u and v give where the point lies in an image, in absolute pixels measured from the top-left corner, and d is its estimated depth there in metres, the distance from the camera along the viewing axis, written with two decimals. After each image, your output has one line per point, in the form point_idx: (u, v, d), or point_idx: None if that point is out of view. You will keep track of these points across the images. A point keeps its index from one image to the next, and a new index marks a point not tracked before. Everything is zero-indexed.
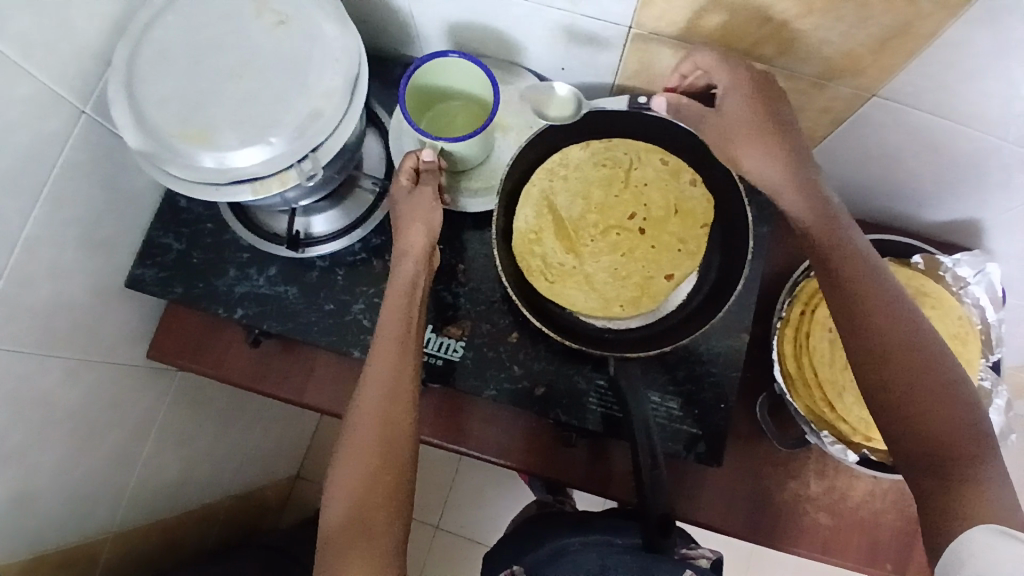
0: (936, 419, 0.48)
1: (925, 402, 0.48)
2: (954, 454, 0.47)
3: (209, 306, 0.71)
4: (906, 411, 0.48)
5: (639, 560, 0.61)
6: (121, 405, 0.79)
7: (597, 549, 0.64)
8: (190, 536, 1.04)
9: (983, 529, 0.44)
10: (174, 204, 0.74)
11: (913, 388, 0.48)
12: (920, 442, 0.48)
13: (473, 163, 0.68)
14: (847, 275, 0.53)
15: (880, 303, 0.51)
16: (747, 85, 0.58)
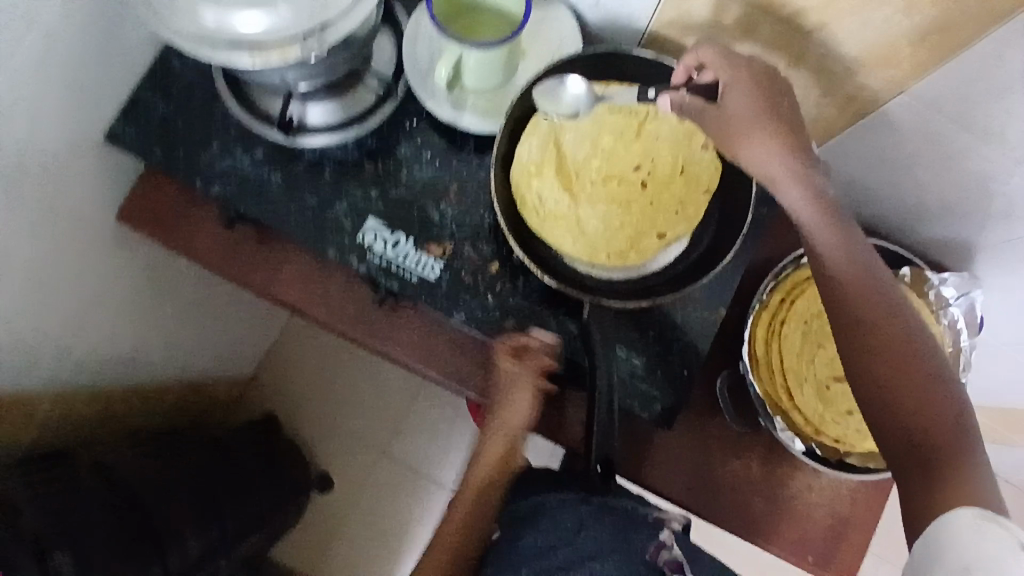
0: (924, 416, 0.46)
1: (907, 391, 0.46)
2: (936, 443, 0.45)
3: (186, 177, 0.68)
4: (894, 407, 0.47)
5: (614, 523, 0.66)
6: (84, 264, 0.77)
7: (573, 508, 0.67)
8: (133, 413, 1.03)
9: (967, 510, 0.42)
10: (167, 64, 0.70)
11: (895, 376, 0.47)
12: (903, 433, 0.46)
13: (485, 82, 0.65)
14: (833, 262, 0.51)
15: (872, 296, 0.49)
16: (747, 81, 0.54)
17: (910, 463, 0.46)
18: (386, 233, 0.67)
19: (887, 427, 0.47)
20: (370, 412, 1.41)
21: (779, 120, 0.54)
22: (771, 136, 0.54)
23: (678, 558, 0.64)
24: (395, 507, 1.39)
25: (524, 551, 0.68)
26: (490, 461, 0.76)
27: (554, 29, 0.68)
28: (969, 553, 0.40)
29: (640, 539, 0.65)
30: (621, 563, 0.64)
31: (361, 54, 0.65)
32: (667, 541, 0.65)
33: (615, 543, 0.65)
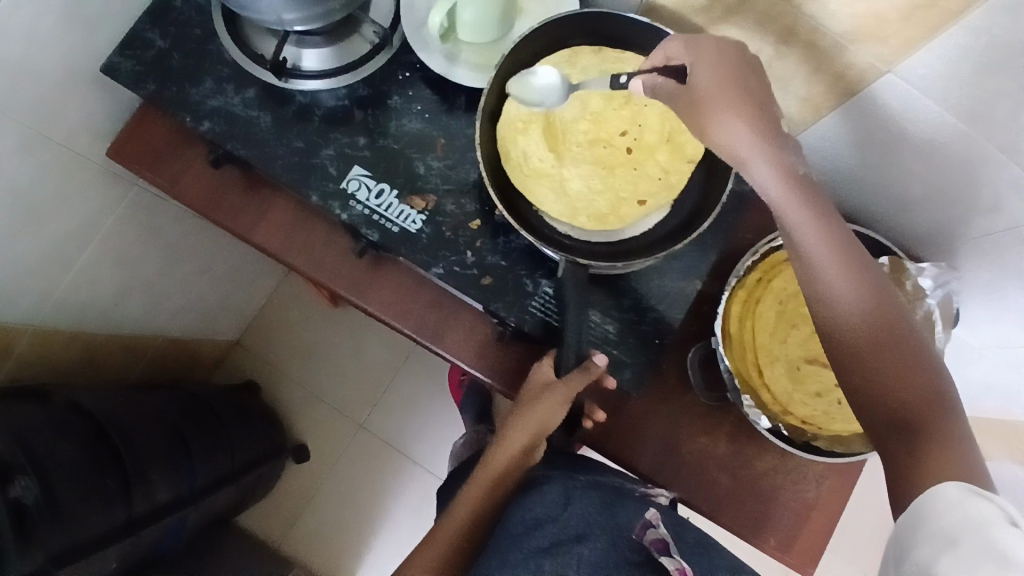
0: (905, 389, 0.45)
1: (885, 364, 0.45)
2: (921, 415, 0.44)
3: (175, 112, 0.68)
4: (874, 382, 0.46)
5: (601, 497, 0.69)
6: (71, 197, 0.77)
7: (560, 481, 0.70)
8: (113, 361, 1.03)
9: (954, 485, 0.40)
10: (166, 1, 0.70)
11: (874, 349, 0.46)
12: (886, 408, 0.45)
13: (482, 37, 0.66)
14: (806, 239, 0.47)
15: (847, 272, 0.47)
16: (714, 57, 0.51)
17: (896, 438, 0.45)
18: (370, 182, 0.67)
19: (870, 403, 0.46)
20: (352, 385, 1.41)
21: (743, 92, 0.50)
22: (734, 107, 0.49)
23: (664, 536, 0.66)
24: (370, 481, 1.39)
25: (509, 532, 0.67)
26: (511, 451, 0.67)
27: None
28: (954, 527, 0.38)
29: (625, 514, 0.68)
30: (607, 541, 0.66)
31: (358, 0, 0.66)
32: (653, 521, 0.67)
33: (600, 520, 0.67)
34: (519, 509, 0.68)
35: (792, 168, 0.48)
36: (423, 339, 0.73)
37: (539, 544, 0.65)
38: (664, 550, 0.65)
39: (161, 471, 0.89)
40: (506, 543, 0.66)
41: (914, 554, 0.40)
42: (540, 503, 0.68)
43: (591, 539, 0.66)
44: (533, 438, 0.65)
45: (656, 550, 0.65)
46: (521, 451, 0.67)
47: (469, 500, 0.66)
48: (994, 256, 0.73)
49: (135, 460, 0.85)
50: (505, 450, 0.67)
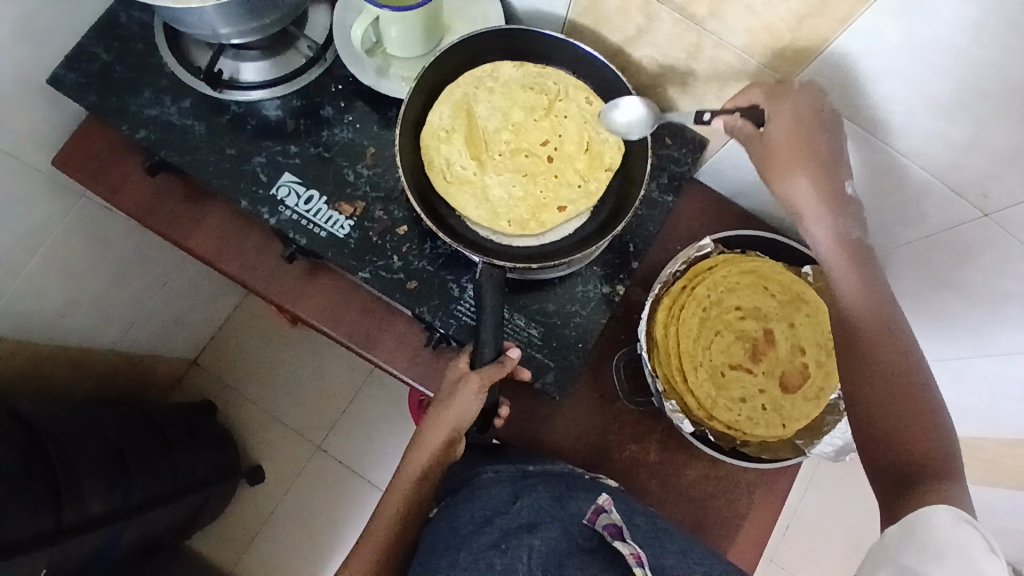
0: (913, 440, 0.48)
1: (904, 412, 0.49)
2: (927, 464, 0.47)
3: (113, 121, 0.71)
4: (884, 426, 0.50)
5: (550, 490, 0.65)
6: (12, 205, 0.78)
7: (508, 479, 0.66)
8: (58, 375, 1.02)
9: (946, 509, 0.44)
10: (111, 18, 0.74)
11: (899, 401, 0.49)
12: (892, 451, 0.49)
13: (409, 51, 0.70)
14: (847, 293, 0.54)
15: (881, 332, 0.52)
16: (792, 115, 0.58)
17: (896, 481, 0.48)
18: (300, 188, 0.69)
19: (882, 445, 0.49)
20: (310, 406, 1.40)
21: (811, 149, 0.57)
22: (802, 165, 0.58)
23: (616, 521, 0.61)
24: (326, 504, 1.36)
25: (453, 532, 0.61)
26: (430, 449, 0.68)
27: (480, 8, 0.73)
28: (941, 542, 0.42)
29: (578, 504, 0.64)
30: (561, 529, 0.59)
31: (291, 16, 0.70)
32: (605, 506, 0.63)
33: (553, 509, 0.62)
34: (466, 509, 0.63)
35: (845, 234, 0.56)
36: (357, 347, 0.74)
37: (488, 540, 0.58)
38: (618, 534, 0.59)
39: (98, 481, 0.88)
40: (454, 547, 0.60)
41: (899, 557, 0.43)
42: (488, 501, 0.63)
43: (543, 528, 0.59)
44: (451, 434, 0.67)
45: (610, 534, 0.59)
46: (439, 449, 0.68)
47: (398, 499, 0.69)
48: (914, 263, 0.75)
49: (70, 469, 0.84)
50: (424, 448, 0.68)
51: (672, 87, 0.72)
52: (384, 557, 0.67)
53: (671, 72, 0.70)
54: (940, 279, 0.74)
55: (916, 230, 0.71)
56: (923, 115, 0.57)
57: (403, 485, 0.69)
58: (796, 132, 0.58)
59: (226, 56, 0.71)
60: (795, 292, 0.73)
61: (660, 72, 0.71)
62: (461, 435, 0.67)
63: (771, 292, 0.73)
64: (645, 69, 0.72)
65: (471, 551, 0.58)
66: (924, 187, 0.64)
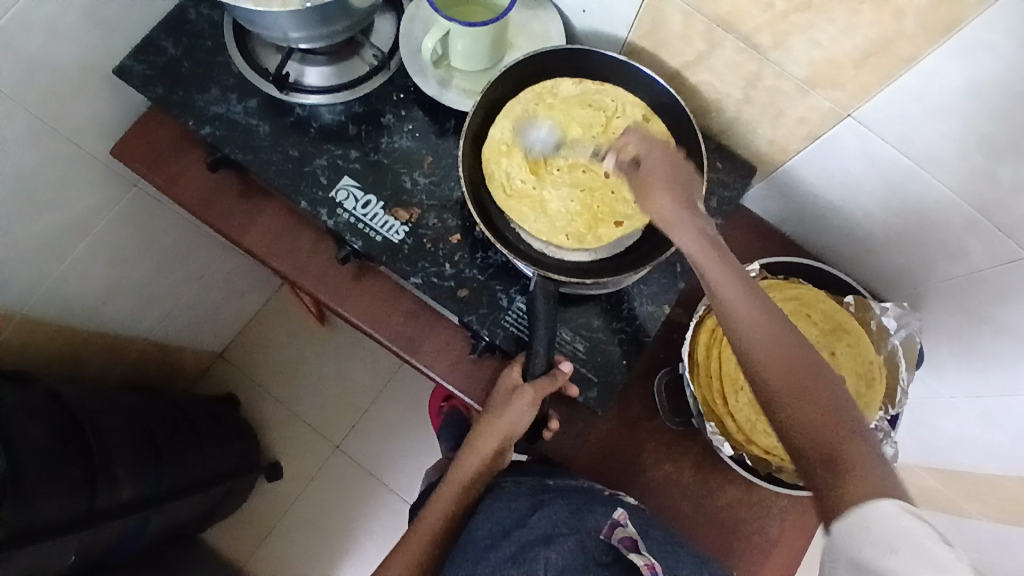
0: (822, 420, 0.47)
1: (813, 408, 0.47)
2: (839, 442, 0.46)
3: (179, 115, 0.72)
4: (802, 418, 0.48)
5: (569, 502, 0.64)
6: (71, 190, 0.80)
7: (528, 491, 0.67)
8: (94, 359, 1.03)
9: (885, 500, 0.44)
10: (181, 15, 0.75)
11: (808, 413, 0.47)
12: (811, 438, 0.47)
13: (474, 64, 0.72)
14: (720, 280, 0.53)
15: (772, 323, 0.51)
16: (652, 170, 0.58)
17: (828, 468, 0.46)
18: (359, 193, 0.71)
19: (801, 436, 0.47)
20: (330, 404, 1.41)
21: (671, 176, 0.57)
22: (663, 186, 0.57)
23: (632, 534, 0.62)
24: (341, 503, 1.36)
25: (472, 544, 0.65)
26: (480, 455, 0.69)
27: (542, 25, 0.75)
28: (894, 536, 0.42)
29: (594, 517, 0.63)
30: (576, 543, 0.62)
31: (359, 26, 0.72)
32: (621, 519, 0.63)
33: (570, 522, 0.63)
34: (484, 519, 0.66)
35: (709, 232, 0.55)
36: (402, 350, 0.75)
37: (505, 553, 0.63)
38: (634, 548, 0.61)
39: (128, 469, 0.88)
40: (472, 558, 0.64)
41: (853, 556, 0.44)
42: (507, 512, 0.66)
43: (558, 541, 0.62)
44: (502, 442, 0.68)
45: (626, 548, 0.61)
46: (489, 457, 0.69)
47: (440, 509, 0.69)
48: (955, 299, 0.75)
49: (104, 455, 0.85)
50: (475, 454, 0.69)
51: (726, 113, 0.74)
52: (422, 561, 0.67)
53: (727, 99, 0.72)
54: (980, 317, 0.74)
55: (964, 267, 0.71)
56: (979, 157, 0.58)
57: (449, 491, 0.70)
58: (666, 165, 0.58)
59: (293, 60, 0.73)
60: (837, 321, 0.74)
61: (715, 98, 0.72)
62: (511, 445, 0.68)
63: (812, 319, 0.74)
64: (701, 94, 0.73)
65: (488, 565, 0.63)
66: (971, 223, 0.65)
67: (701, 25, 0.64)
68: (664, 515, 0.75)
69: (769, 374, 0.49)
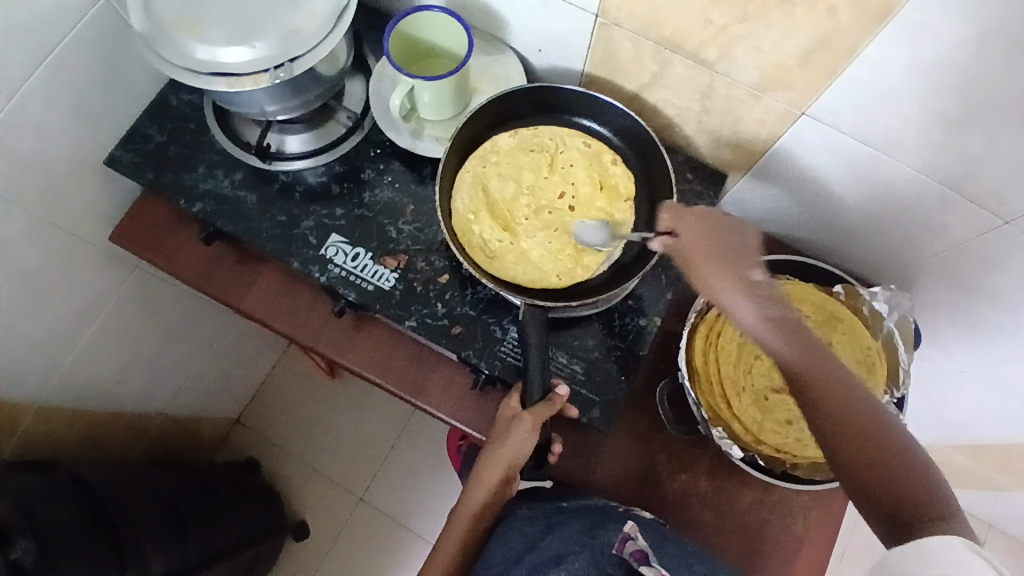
0: (900, 472, 0.47)
1: (893, 470, 0.47)
2: (918, 501, 0.46)
3: (171, 195, 0.76)
4: (871, 467, 0.48)
5: (584, 522, 0.64)
6: (73, 279, 0.83)
7: (542, 515, 0.67)
8: (113, 439, 1.06)
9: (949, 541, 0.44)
10: (164, 102, 0.80)
11: (873, 463, 0.48)
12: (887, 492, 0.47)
13: (442, 113, 0.75)
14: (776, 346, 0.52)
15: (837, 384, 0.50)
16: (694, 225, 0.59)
17: (896, 516, 0.47)
18: (347, 247, 0.74)
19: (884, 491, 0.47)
20: (350, 456, 1.42)
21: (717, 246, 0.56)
22: (719, 267, 0.55)
23: (643, 547, 0.62)
24: (372, 556, 1.36)
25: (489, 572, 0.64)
26: (486, 488, 0.69)
27: (503, 67, 0.78)
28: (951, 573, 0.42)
29: (606, 532, 0.63)
30: (588, 559, 0.60)
31: (331, 92, 0.76)
32: (631, 533, 0.63)
33: (583, 540, 0.62)
34: (499, 546, 0.66)
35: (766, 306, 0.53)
36: (407, 395, 0.76)
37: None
38: (644, 560, 0.60)
39: (155, 544, 0.90)
40: None
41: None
42: (521, 538, 0.65)
43: (569, 559, 0.61)
44: (507, 471, 0.68)
45: (637, 560, 0.60)
46: (496, 487, 0.69)
47: (452, 542, 0.69)
48: (943, 273, 0.76)
49: (130, 534, 0.87)
50: (482, 485, 0.68)
51: (688, 127, 0.77)
52: None
53: (686, 114, 0.75)
54: (970, 287, 0.75)
55: (943, 242, 0.72)
56: (937, 134, 0.60)
57: (458, 525, 0.69)
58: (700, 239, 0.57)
59: (272, 131, 0.77)
60: (829, 311, 0.75)
61: (675, 113, 0.75)
62: (516, 472, 0.68)
63: (803, 313, 0.75)
64: (661, 112, 0.77)
65: None
66: (944, 199, 0.66)
67: (650, 49, 0.68)
68: (683, 528, 0.74)
69: (821, 407, 0.50)
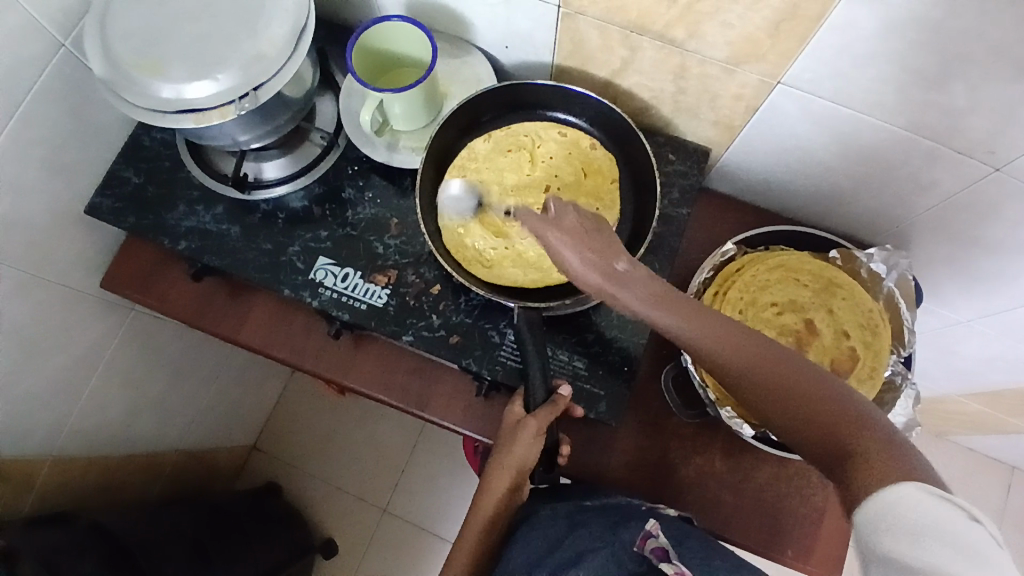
0: (818, 411, 0.44)
1: (813, 412, 0.44)
2: (849, 436, 0.43)
3: (155, 236, 0.76)
4: (799, 416, 0.45)
5: (604, 521, 0.63)
6: (70, 330, 0.83)
7: (564, 513, 0.66)
8: (128, 481, 1.06)
9: (913, 487, 0.40)
10: (138, 142, 0.80)
11: (783, 401, 0.45)
12: (823, 439, 0.43)
13: (415, 123, 0.74)
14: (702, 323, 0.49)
15: (736, 340, 0.48)
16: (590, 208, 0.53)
17: (838, 460, 0.43)
18: (336, 269, 0.74)
19: (814, 438, 0.44)
20: (368, 469, 1.42)
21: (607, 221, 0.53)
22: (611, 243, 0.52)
23: (664, 544, 0.59)
24: (400, 566, 1.36)
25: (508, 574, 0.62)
26: (496, 494, 0.68)
27: (472, 69, 0.77)
28: (918, 524, 0.39)
29: (628, 529, 0.61)
30: (608, 555, 0.58)
31: (301, 114, 0.75)
32: (653, 531, 0.60)
33: (603, 536, 0.61)
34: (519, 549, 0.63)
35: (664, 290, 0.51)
36: (413, 408, 0.76)
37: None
38: (665, 556, 0.57)
39: None
40: None
41: (885, 547, 0.40)
42: (541, 539, 0.64)
43: (588, 557, 0.59)
44: (515, 478, 0.67)
45: (656, 558, 0.57)
46: (505, 495, 0.68)
47: (467, 551, 0.68)
48: (938, 227, 0.75)
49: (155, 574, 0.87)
50: (491, 494, 0.68)
51: (665, 107, 0.76)
52: None
53: (662, 94, 0.74)
54: (966, 238, 0.74)
55: (935, 196, 0.71)
56: (916, 91, 0.59)
57: (469, 537, 0.68)
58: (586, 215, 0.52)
59: (248, 159, 0.77)
60: (826, 278, 0.74)
61: (651, 95, 0.74)
62: (526, 478, 0.68)
63: (802, 282, 0.74)
64: (636, 95, 0.75)
65: None
66: (930, 153, 0.65)
67: (617, 34, 0.67)
68: (700, 512, 0.74)
69: (738, 371, 0.48)
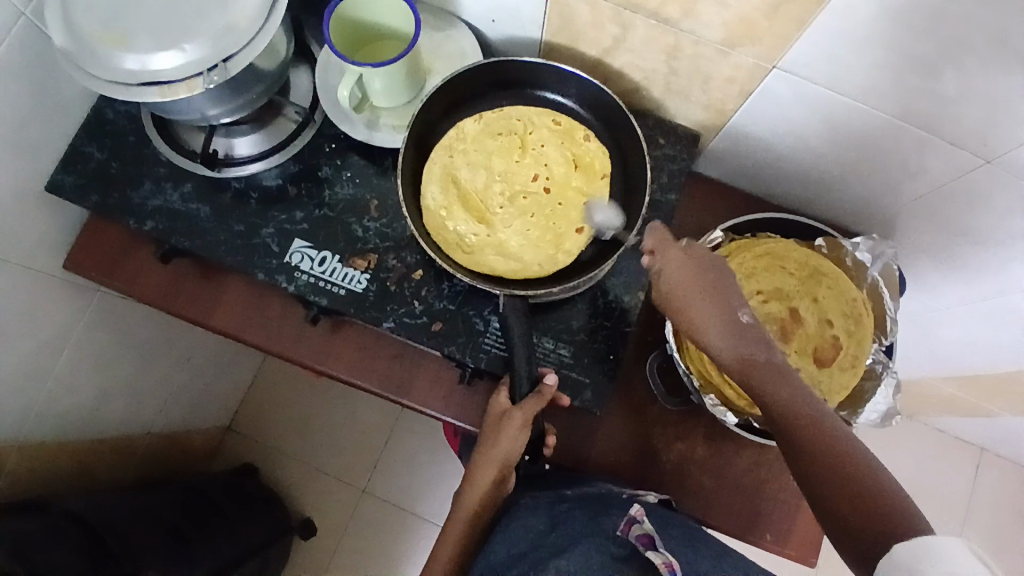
0: (857, 481, 0.47)
1: (849, 485, 0.47)
2: (875, 505, 0.46)
3: (120, 217, 0.72)
4: (836, 479, 0.48)
5: (587, 512, 0.62)
6: (34, 314, 0.79)
7: (547, 504, 0.64)
8: (99, 466, 1.03)
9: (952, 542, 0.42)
10: (100, 115, 0.75)
11: (827, 467, 0.48)
12: (851, 508, 0.47)
13: (397, 100, 0.71)
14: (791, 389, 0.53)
15: (806, 411, 0.51)
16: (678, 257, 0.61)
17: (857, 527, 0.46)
18: (313, 252, 0.71)
19: (843, 504, 0.47)
20: (347, 449, 1.41)
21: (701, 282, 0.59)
22: (700, 296, 0.59)
23: (649, 530, 0.59)
24: (380, 546, 1.36)
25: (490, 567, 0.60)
26: (482, 487, 0.67)
27: (455, 43, 0.74)
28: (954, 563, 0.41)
29: (610, 519, 0.61)
30: (592, 545, 0.57)
31: (275, 87, 0.71)
32: (637, 516, 0.61)
33: (587, 531, 0.59)
34: (503, 536, 0.63)
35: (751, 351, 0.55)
36: (394, 395, 0.74)
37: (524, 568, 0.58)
38: (651, 543, 0.57)
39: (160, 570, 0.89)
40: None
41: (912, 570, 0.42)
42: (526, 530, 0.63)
43: (573, 548, 0.58)
44: (501, 470, 0.67)
45: (642, 545, 0.57)
46: (491, 487, 0.67)
47: (452, 538, 0.67)
48: (924, 216, 0.75)
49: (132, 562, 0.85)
50: (475, 488, 0.67)
51: (656, 89, 0.73)
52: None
53: (653, 75, 0.71)
54: (951, 226, 0.74)
55: (923, 184, 0.70)
56: (915, 79, 0.58)
57: (455, 525, 0.68)
58: (683, 267, 0.60)
59: (218, 135, 0.72)
60: (812, 266, 0.74)
61: (642, 76, 0.72)
62: (511, 469, 0.67)
63: (788, 270, 0.74)
64: (627, 75, 0.73)
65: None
66: (921, 142, 0.65)
67: (608, 11, 0.64)
68: (681, 497, 0.74)
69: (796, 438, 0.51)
